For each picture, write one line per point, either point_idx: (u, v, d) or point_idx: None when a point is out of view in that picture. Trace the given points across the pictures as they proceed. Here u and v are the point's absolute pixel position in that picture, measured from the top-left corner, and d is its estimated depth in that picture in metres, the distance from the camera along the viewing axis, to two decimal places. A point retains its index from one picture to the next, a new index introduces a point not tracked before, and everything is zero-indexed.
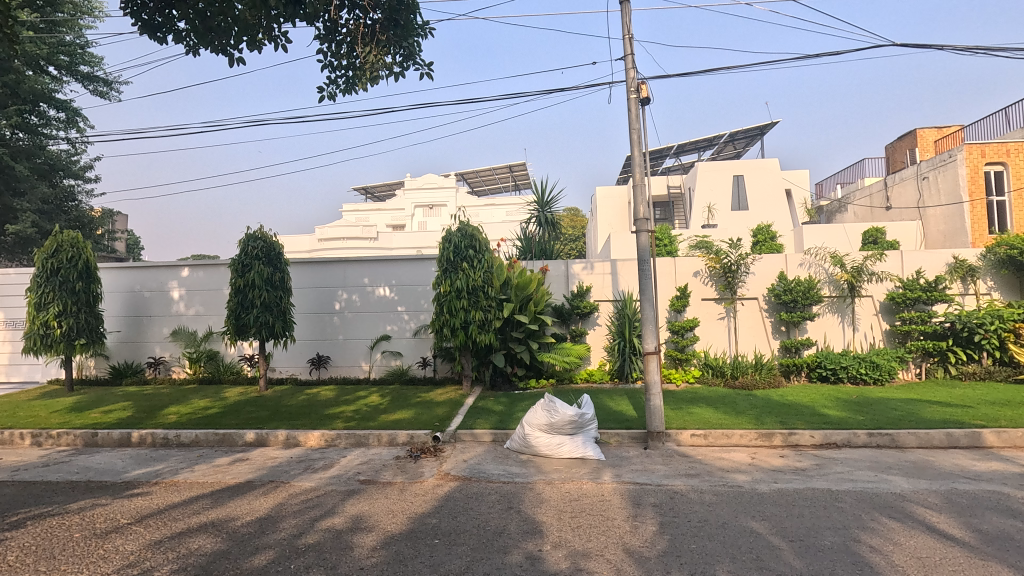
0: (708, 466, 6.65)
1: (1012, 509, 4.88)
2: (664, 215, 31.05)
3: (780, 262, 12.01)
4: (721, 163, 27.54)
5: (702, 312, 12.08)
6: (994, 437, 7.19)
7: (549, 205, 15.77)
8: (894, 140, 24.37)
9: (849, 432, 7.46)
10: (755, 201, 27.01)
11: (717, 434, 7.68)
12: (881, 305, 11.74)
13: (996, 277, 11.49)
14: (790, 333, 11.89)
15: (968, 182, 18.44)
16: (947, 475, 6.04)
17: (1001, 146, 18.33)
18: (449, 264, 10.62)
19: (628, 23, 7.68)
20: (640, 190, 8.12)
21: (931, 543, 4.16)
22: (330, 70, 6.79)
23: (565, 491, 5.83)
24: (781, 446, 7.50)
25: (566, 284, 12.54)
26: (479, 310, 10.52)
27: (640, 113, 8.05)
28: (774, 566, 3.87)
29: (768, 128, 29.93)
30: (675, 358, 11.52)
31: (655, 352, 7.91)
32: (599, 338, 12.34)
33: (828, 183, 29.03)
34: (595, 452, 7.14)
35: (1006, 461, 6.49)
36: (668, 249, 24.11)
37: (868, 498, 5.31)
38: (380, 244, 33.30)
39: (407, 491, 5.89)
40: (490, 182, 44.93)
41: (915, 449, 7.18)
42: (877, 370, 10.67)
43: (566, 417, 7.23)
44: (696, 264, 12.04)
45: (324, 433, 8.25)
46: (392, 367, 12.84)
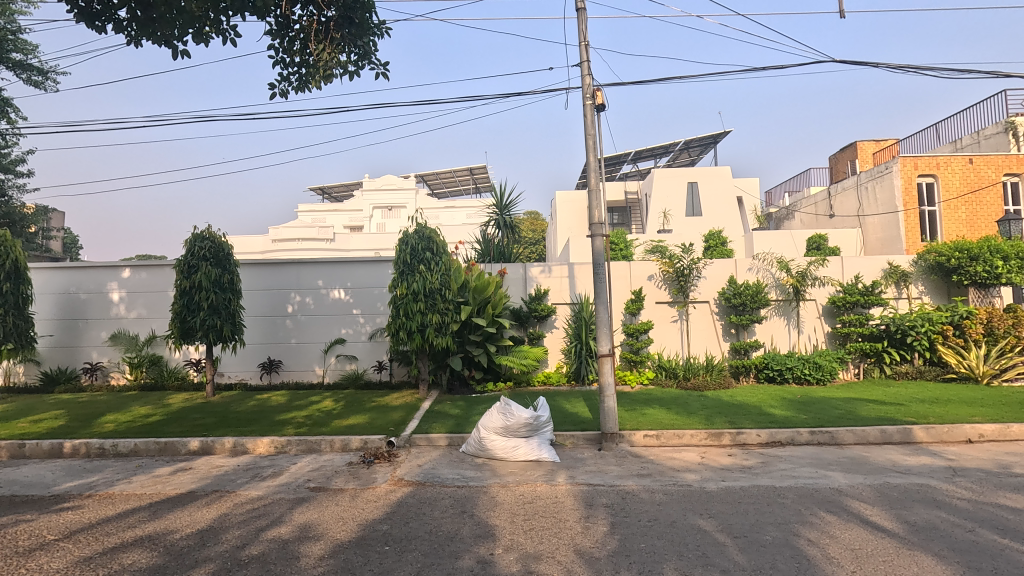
0: (659, 466, 6.79)
1: (938, 500, 5.19)
2: (621, 220, 31.59)
3: (730, 267, 12.42)
4: (676, 170, 28.26)
5: (656, 315, 12.36)
6: (923, 433, 7.63)
7: (508, 208, 15.71)
8: (837, 152, 25.60)
9: (792, 430, 7.78)
10: (708, 208, 27.84)
11: (669, 434, 7.85)
12: (823, 308, 12.29)
13: (927, 283, 12.21)
14: (739, 335, 12.30)
15: (902, 193, 19.57)
16: (881, 469, 6.37)
17: (932, 159, 19.48)
18: (405, 266, 10.49)
19: (583, 30, 7.80)
20: (595, 195, 8.25)
21: (864, 535, 4.37)
22: (281, 66, 6.61)
23: (519, 493, 5.85)
24: (730, 445, 7.72)
25: (524, 287, 12.59)
26: (437, 313, 10.44)
27: (595, 119, 8.19)
28: (719, 562, 3.99)
29: (721, 137, 30.88)
30: (630, 360, 11.76)
31: (609, 354, 8.02)
32: (556, 341, 12.45)
33: (777, 191, 30.27)
34: (550, 455, 7.18)
35: (934, 455, 6.91)
36: (624, 253, 24.59)
37: (808, 493, 5.54)
38: (337, 245, 32.65)
39: (358, 498, 5.76)
40: (450, 184, 44.71)
41: (853, 445, 7.55)
42: (820, 370, 11.16)
43: (521, 420, 7.24)
44: (650, 268, 12.32)
45: (274, 439, 8.00)
46: (346, 371, 12.56)
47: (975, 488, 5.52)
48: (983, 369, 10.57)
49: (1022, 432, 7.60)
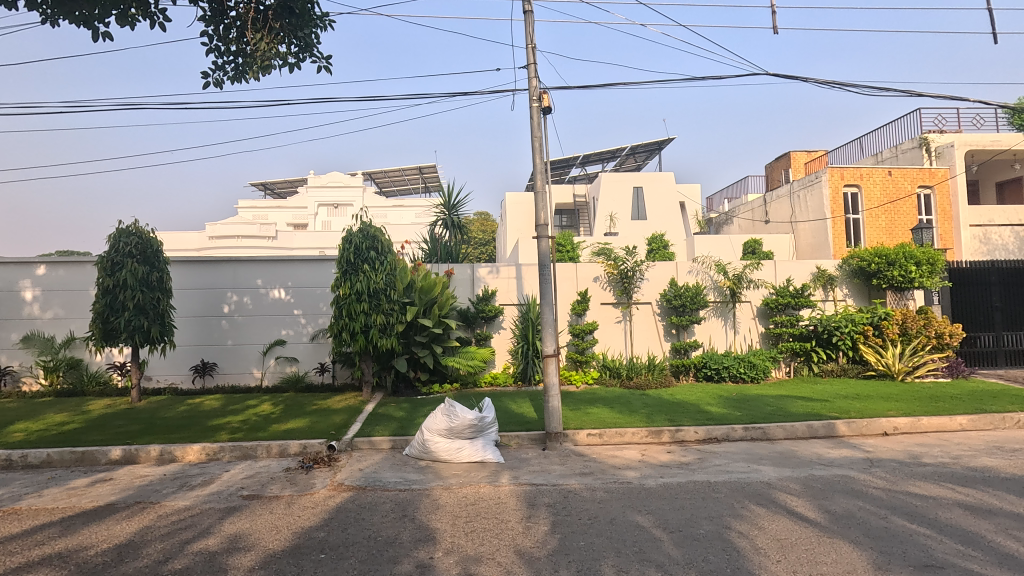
0: (601, 465, 6.90)
1: (856, 490, 5.53)
2: (570, 222, 32.05)
3: (672, 269, 12.80)
4: (623, 174, 28.97)
5: (601, 316, 12.60)
6: (845, 427, 8.12)
7: (456, 208, 15.49)
8: (773, 161, 26.91)
9: (727, 427, 8.10)
10: (653, 212, 28.65)
11: (611, 433, 8.02)
12: (758, 310, 12.87)
13: (850, 286, 13.01)
14: (679, 335, 12.70)
15: (830, 201, 20.83)
16: (807, 462, 6.74)
17: (856, 170, 20.82)
18: (348, 266, 10.24)
19: (531, 32, 7.83)
20: (541, 196, 8.31)
21: (790, 526, 4.60)
22: (216, 55, 6.29)
23: (462, 495, 5.80)
24: (669, 442, 7.96)
25: (471, 287, 12.55)
26: (381, 313, 10.26)
27: (541, 122, 8.25)
28: (655, 557, 4.09)
29: (665, 143, 31.83)
30: (576, 360, 11.96)
31: (554, 354, 8.10)
32: (503, 342, 12.46)
33: (717, 197, 31.52)
34: (494, 456, 7.17)
35: (854, 448, 7.36)
36: (571, 255, 24.95)
37: (740, 487, 5.78)
38: (279, 244, 31.51)
39: (294, 505, 5.56)
40: (398, 183, 44.05)
41: (783, 440, 7.93)
42: (754, 369, 11.70)
43: (466, 421, 7.18)
44: (596, 270, 12.54)
45: (205, 446, 7.61)
46: (286, 374, 12.11)
47: (889, 478, 5.91)
48: (898, 367, 11.38)
49: (931, 424, 8.22)
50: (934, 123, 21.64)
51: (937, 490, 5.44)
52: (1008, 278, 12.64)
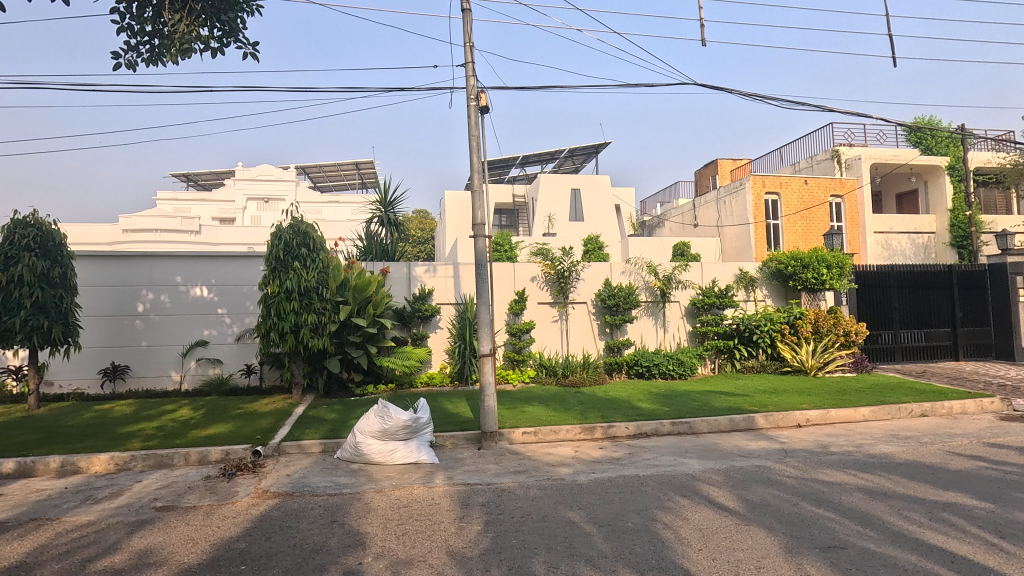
0: (535, 462, 6.99)
1: (772, 479, 5.90)
2: (509, 222, 32.21)
3: (606, 269, 13.12)
4: (562, 176, 29.47)
5: (538, 316, 12.74)
6: (763, 420, 8.63)
7: (392, 205, 15.10)
8: (702, 167, 28.19)
9: (656, 422, 8.42)
10: (589, 214, 29.29)
11: (546, 430, 8.13)
12: (686, 309, 13.44)
13: (770, 287, 13.82)
14: (613, 333, 13.05)
15: (753, 207, 22.11)
16: (728, 454, 7.11)
17: (776, 178, 22.20)
18: (277, 263, 9.83)
19: (469, 30, 7.80)
20: (478, 195, 8.28)
21: (711, 515, 4.83)
22: (128, 34, 5.85)
23: (394, 498, 5.69)
24: (601, 438, 8.17)
25: (408, 286, 12.35)
26: (312, 313, 9.92)
27: (478, 121, 8.24)
28: (584, 551, 4.18)
29: (602, 147, 32.66)
30: (513, 359, 12.07)
31: (490, 353, 8.11)
32: (440, 341, 12.33)
33: (650, 201, 32.67)
34: (429, 456, 7.09)
35: (771, 440, 7.84)
36: (509, 254, 25.10)
37: (667, 480, 6.01)
38: (203, 239, 29.74)
39: (214, 515, 5.25)
40: (333, 178, 42.69)
41: (707, 433, 8.33)
42: (682, 366, 12.23)
43: (400, 423, 7.05)
44: (533, 270, 12.69)
45: (114, 455, 7.06)
46: (208, 376, 11.44)
47: (800, 467, 6.34)
48: (810, 362, 12.25)
49: (838, 415, 8.89)
50: (845, 137, 23.34)
51: (841, 476, 5.89)
52: (905, 281, 13.85)
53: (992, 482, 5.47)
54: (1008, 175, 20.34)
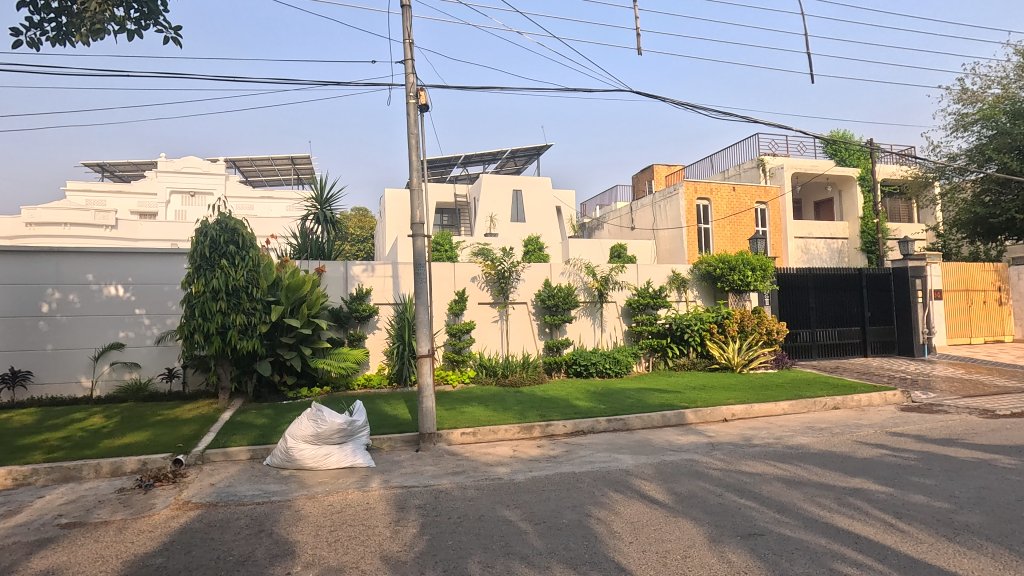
0: (474, 463, 6.98)
1: (699, 472, 6.18)
2: (450, 222, 32.05)
3: (546, 270, 13.29)
4: (504, 176, 29.62)
5: (478, 316, 12.74)
6: (692, 415, 9.03)
7: (329, 203, 14.60)
8: (639, 172, 29.11)
9: (593, 419, 8.62)
10: (531, 215, 29.55)
11: (484, 430, 8.15)
12: (622, 309, 13.82)
13: (700, 288, 14.45)
14: (552, 333, 13.24)
15: (685, 211, 23.10)
16: (660, 449, 7.39)
17: (708, 185, 23.31)
18: (202, 261, 9.30)
19: (409, 27, 7.70)
20: (417, 194, 8.18)
21: (642, 509, 5.00)
22: (30, 9, 5.38)
23: (327, 503, 5.53)
24: (539, 437, 8.27)
25: (345, 286, 12.03)
26: (241, 314, 9.46)
27: (418, 119, 8.15)
28: (519, 549, 4.22)
29: (543, 150, 33.08)
30: (453, 360, 12.02)
31: (428, 354, 8.03)
32: (378, 342, 12.08)
33: (590, 204, 33.43)
34: (365, 460, 6.92)
35: (699, 434, 8.20)
36: (450, 254, 24.97)
37: (602, 476, 6.18)
38: (120, 234, 27.75)
39: (128, 530, 4.91)
40: (267, 173, 40.90)
41: (640, 429, 8.62)
42: (618, 364, 12.58)
43: (335, 426, 6.87)
44: (473, 270, 12.68)
45: (12, 469, 6.45)
46: (124, 381, 10.67)
47: (725, 459, 6.68)
48: (736, 360, 12.92)
49: (760, 409, 9.42)
50: (770, 148, 24.76)
51: (762, 467, 6.25)
52: (821, 283, 14.86)
53: (892, 468, 5.98)
54: (910, 186, 22.27)
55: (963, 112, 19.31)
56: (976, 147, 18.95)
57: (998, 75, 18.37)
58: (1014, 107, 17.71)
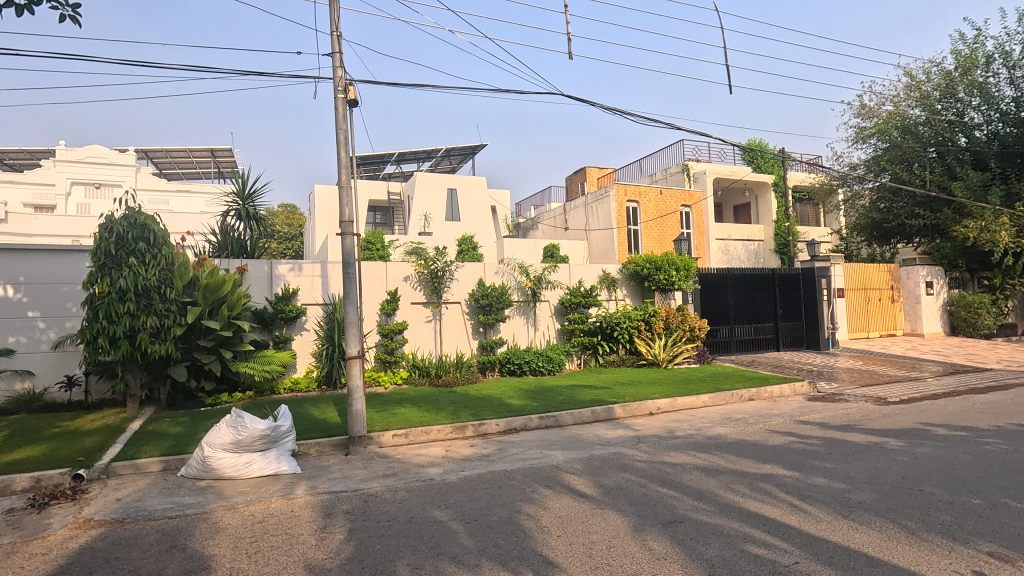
0: (405, 464, 6.89)
1: (625, 464, 6.41)
2: (384, 220, 31.43)
3: (480, 270, 13.32)
4: (438, 175, 29.39)
5: (411, 316, 12.57)
6: (621, 410, 9.34)
7: (253, 198, 13.84)
8: (572, 174, 29.73)
9: (525, 417, 8.73)
10: (465, 214, 29.46)
11: (417, 431, 8.06)
12: (555, 308, 14.08)
13: (629, 287, 14.95)
14: (486, 333, 13.27)
15: (616, 213, 23.85)
16: (589, 444, 7.60)
17: (636, 188, 24.20)
18: (107, 259, 8.61)
19: (336, 19, 7.48)
20: (345, 192, 7.96)
21: (571, 503, 5.13)
22: None
23: (248, 514, 5.28)
24: (472, 436, 8.28)
25: (269, 286, 11.50)
26: (152, 316, 8.84)
27: (347, 114, 7.93)
28: (450, 549, 4.21)
29: (478, 149, 33.07)
30: (385, 361, 11.81)
31: (358, 355, 7.84)
32: (306, 343, 11.65)
33: (525, 204, 33.78)
34: (290, 466, 6.66)
35: (627, 428, 8.49)
36: (381, 253, 24.48)
37: (532, 472, 6.28)
38: (12, 228, 25.18)
39: (17, 554, 4.47)
40: (183, 165, 38.32)
41: (571, 425, 8.82)
42: (550, 362, 12.81)
43: (256, 432, 6.55)
44: (406, 269, 12.51)
45: None
46: (15, 391, 9.68)
47: (650, 451, 6.97)
48: (662, 356, 13.49)
49: (683, 402, 9.90)
50: (693, 153, 26.03)
51: (684, 458, 6.56)
52: (739, 282, 15.80)
53: (798, 453, 6.45)
54: (817, 193, 24.11)
55: (861, 126, 21.14)
56: (872, 158, 20.83)
57: (890, 93, 20.24)
58: (903, 123, 19.58)
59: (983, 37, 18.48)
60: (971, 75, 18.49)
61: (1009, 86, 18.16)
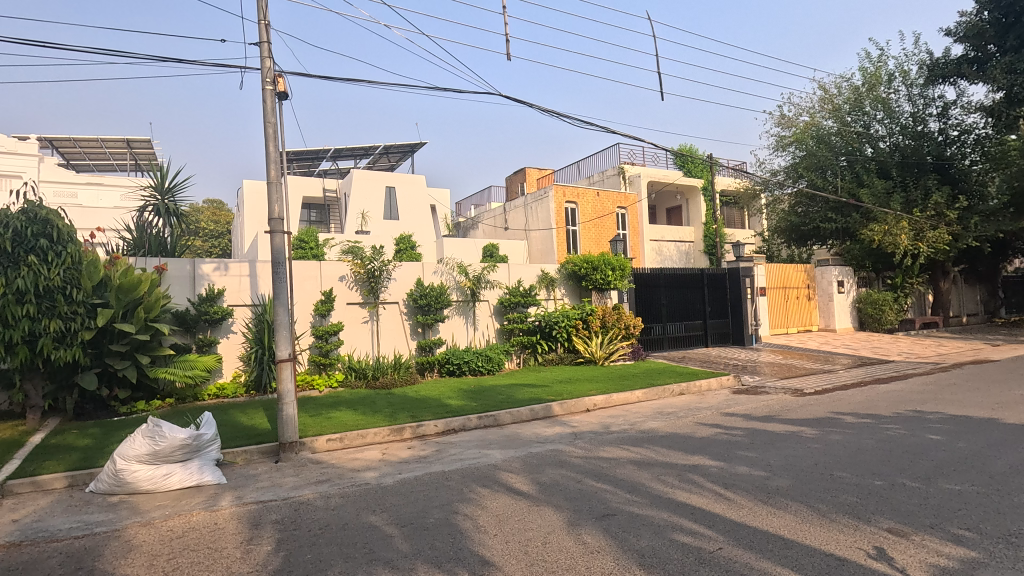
0: (339, 469, 6.69)
1: (562, 461, 6.52)
2: (319, 217, 30.48)
3: (418, 269, 13.14)
4: (376, 173, 28.79)
5: (347, 316, 12.22)
6: (559, 408, 9.49)
7: (173, 194, 12.97)
8: (512, 174, 29.90)
9: (464, 418, 8.70)
10: (404, 213, 28.98)
11: (352, 435, 7.84)
12: (494, 308, 14.09)
13: (568, 287, 15.19)
14: (425, 333, 13.10)
15: (555, 214, 24.23)
16: (527, 442, 7.67)
17: (575, 189, 24.68)
18: (3, 258, 7.88)
19: (264, 6, 7.14)
20: (275, 188, 7.63)
21: (507, 501, 5.16)
22: None
23: (165, 529, 4.95)
24: (410, 438, 8.15)
25: (192, 286, 10.84)
26: (56, 319, 8.12)
27: (276, 107, 7.60)
28: (384, 554, 4.13)
29: (418, 147, 32.63)
30: (319, 363, 11.42)
31: (289, 358, 7.53)
32: (234, 347, 11.07)
33: (465, 203, 33.64)
34: (214, 476, 6.31)
35: (564, 425, 8.63)
36: (315, 252, 23.73)
37: (471, 472, 6.26)
38: None
39: None
40: (94, 157, 35.49)
41: (510, 424, 8.87)
42: (490, 361, 12.84)
43: (176, 442, 6.15)
44: (341, 269, 12.15)
45: None
46: None
47: (586, 447, 7.11)
48: (599, 353, 13.82)
49: (618, 398, 10.19)
50: (629, 157, 26.83)
51: (618, 452, 6.74)
52: (671, 282, 16.44)
53: (724, 444, 6.80)
54: (742, 198, 25.45)
55: (782, 135, 22.51)
56: (791, 165, 22.21)
57: (807, 105, 21.67)
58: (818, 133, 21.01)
59: (886, 56, 20.11)
60: (876, 91, 20.11)
61: (908, 102, 19.87)
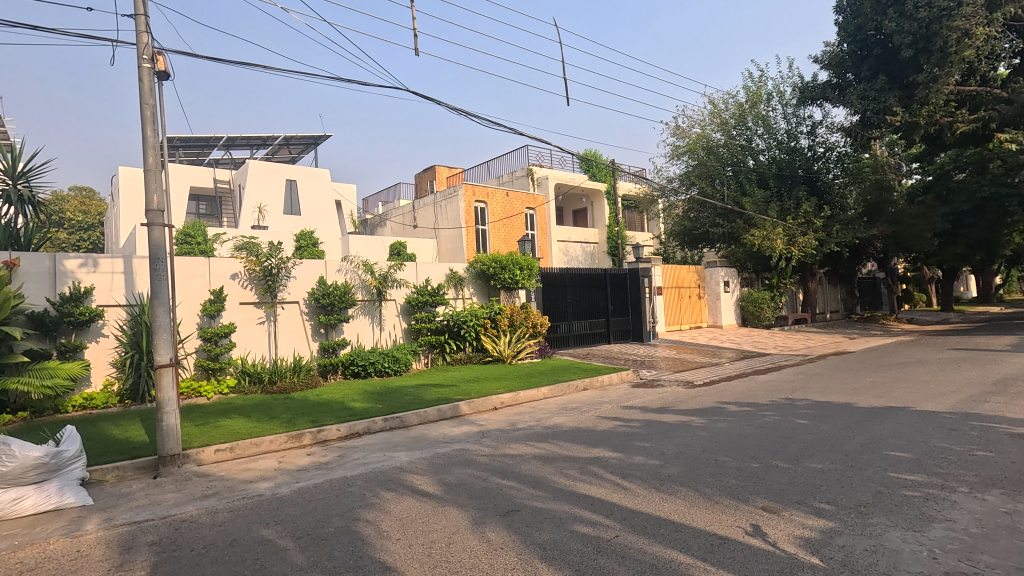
0: (228, 482, 6.22)
1: (468, 459, 6.50)
2: (210, 210, 28.21)
3: (320, 267, 12.57)
4: (275, 165, 27.11)
5: (240, 317, 11.41)
6: (466, 407, 9.48)
7: (27, 178, 11.36)
8: (421, 171, 29.44)
9: (369, 420, 8.43)
10: (307, 208, 27.56)
11: (244, 445, 7.33)
12: (402, 308, 13.79)
13: (476, 286, 15.22)
14: (328, 334, 12.54)
15: (464, 213, 24.20)
16: (434, 442, 7.58)
17: (484, 189, 24.82)
18: None
19: None
20: (155, 177, 6.93)
21: (412, 503, 5.06)
22: None
23: (12, 562, 4.32)
24: (310, 444, 7.76)
25: (52, 285, 9.57)
26: None
27: (155, 88, 6.90)
28: (277, 569, 3.89)
29: (321, 140, 31.10)
30: (207, 368, 10.56)
31: (171, 363, 6.88)
32: (104, 352, 9.92)
33: (372, 200, 32.64)
34: (77, 498, 5.59)
35: (472, 424, 8.63)
36: (203, 248, 21.91)
37: (374, 476, 6.07)
38: None
39: None
40: None
41: (417, 425, 8.71)
42: (397, 362, 12.55)
43: (29, 462, 5.42)
44: (233, 266, 11.32)
45: None
46: None
47: (493, 445, 7.16)
48: (507, 352, 13.98)
49: (525, 396, 10.37)
50: (537, 159, 27.42)
51: (524, 448, 6.86)
52: (576, 281, 16.98)
53: (623, 436, 7.13)
54: (641, 202, 26.90)
55: (676, 145, 24.03)
56: (685, 173, 23.75)
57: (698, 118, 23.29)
58: (708, 144, 22.65)
59: (765, 77, 22.09)
60: (757, 109, 22.08)
61: (783, 120, 21.97)
